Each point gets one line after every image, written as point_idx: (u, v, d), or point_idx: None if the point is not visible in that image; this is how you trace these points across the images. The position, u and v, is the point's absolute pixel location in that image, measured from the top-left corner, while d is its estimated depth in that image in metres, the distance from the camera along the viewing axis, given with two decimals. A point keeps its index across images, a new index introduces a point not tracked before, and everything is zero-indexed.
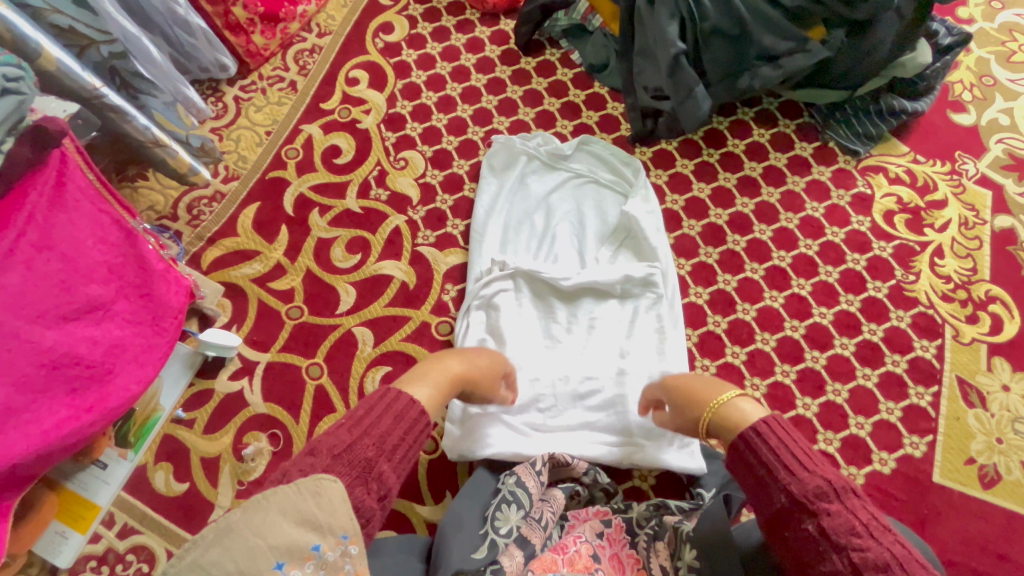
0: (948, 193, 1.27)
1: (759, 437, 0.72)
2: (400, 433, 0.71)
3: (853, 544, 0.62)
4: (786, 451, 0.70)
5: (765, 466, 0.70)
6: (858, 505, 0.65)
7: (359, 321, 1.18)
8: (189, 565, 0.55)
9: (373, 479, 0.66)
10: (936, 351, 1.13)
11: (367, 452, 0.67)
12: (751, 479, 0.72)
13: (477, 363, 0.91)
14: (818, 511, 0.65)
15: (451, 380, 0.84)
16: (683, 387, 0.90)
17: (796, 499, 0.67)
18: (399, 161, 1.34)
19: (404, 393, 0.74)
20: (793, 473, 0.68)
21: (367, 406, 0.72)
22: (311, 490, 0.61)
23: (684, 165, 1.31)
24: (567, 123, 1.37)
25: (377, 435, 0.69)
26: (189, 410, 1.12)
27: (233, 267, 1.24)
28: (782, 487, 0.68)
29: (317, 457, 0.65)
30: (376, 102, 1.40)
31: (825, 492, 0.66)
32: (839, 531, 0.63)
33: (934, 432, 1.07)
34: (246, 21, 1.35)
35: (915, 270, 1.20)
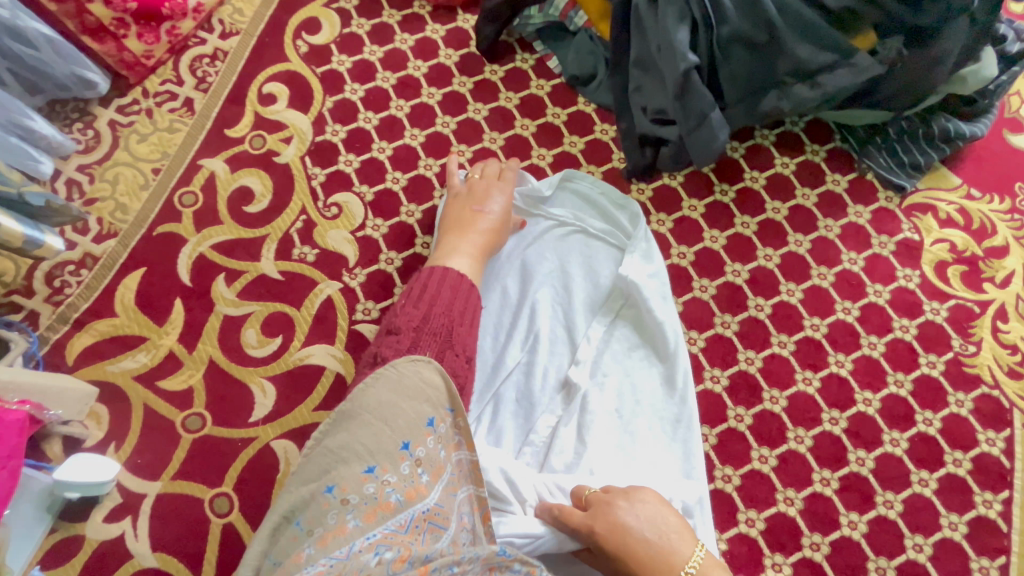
0: (1008, 238, 1.04)
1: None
2: (462, 302, 0.72)
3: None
4: None
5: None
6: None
7: (281, 431, 0.90)
8: (320, 450, 0.59)
9: (454, 345, 0.69)
10: (1004, 446, 0.92)
11: (441, 321, 0.69)
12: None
13: (498, 218, 0.91)
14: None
15: (481, 252, 0.86)
16: (624, 540, 0.70)
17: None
18: (330, 207, 1.04)
19: (450, 269, 0.74)
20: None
21: (431, 280, 0.72)
22: (409, 368, 0.63)
23: (692, 207, 1.05)
24: (545, 152, 1.08)
25: (442, 305, 0.70)
26: (50, 567, 0.84)
27: (109, 361, 0.93)
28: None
29: (400, 342, 0.66)
30: (298, 126, 1.09)
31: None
32: None
33: (1007, 553, 0.86)
34: (112, 22, 1.02)
35: (975, 339, 0.97)
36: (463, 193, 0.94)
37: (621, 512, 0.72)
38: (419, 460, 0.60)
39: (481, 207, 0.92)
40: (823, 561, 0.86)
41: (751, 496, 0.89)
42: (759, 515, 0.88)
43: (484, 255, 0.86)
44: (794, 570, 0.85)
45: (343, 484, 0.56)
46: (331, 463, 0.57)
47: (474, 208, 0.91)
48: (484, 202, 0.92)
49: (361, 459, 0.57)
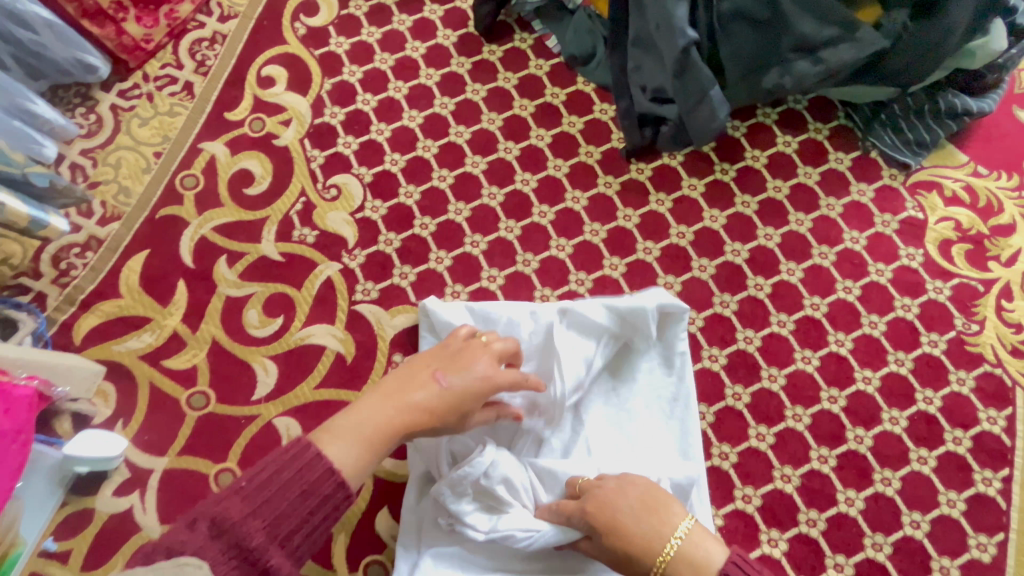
0: (1015, 215, 1.02)
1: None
2: (302, 512, 0.60)
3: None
4: None
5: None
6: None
7: (283, 409, 0.92)
8: None
9: (256, 573, 0.57)
10: (1006, 424, 0.91)
11: (257, 533, 0.58)
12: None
13: (448, 405, 0.73)
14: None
15: (390, 432, 0.69)
16: (614, 518, 0.73)
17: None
18: (329, 189, 1.04)
19: (322, 459, 0.63)
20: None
21: (280, 476, 0.61)
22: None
23: (692, 186, 1.04)
24: (544, 133, 1.08)
25: (272, 516, 0.59)
26: (62, 538, 0.86)
27: (115, 340, 0.95)
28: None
29: (191, 533, 0.56)
30: (297, 109, 1.09)
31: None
32: None
33: (1005, 530, 0.86)
34: (111, 5, 1.05)
35: (978, 317, 0.96)
36: (450, 351, 0.78)
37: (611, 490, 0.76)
38: None
39: (438, 380, 0.73)
40: (819, 537, 0.86)
41: (748, 473, 0.89)
42: (756, 492, 0.88)
43: (386, 431, 0.69)
44: (791, 546, 0.86)
45: None
46: None
47: (436, 376, 0.74)
48: (448, 372, 0.74)
49: None
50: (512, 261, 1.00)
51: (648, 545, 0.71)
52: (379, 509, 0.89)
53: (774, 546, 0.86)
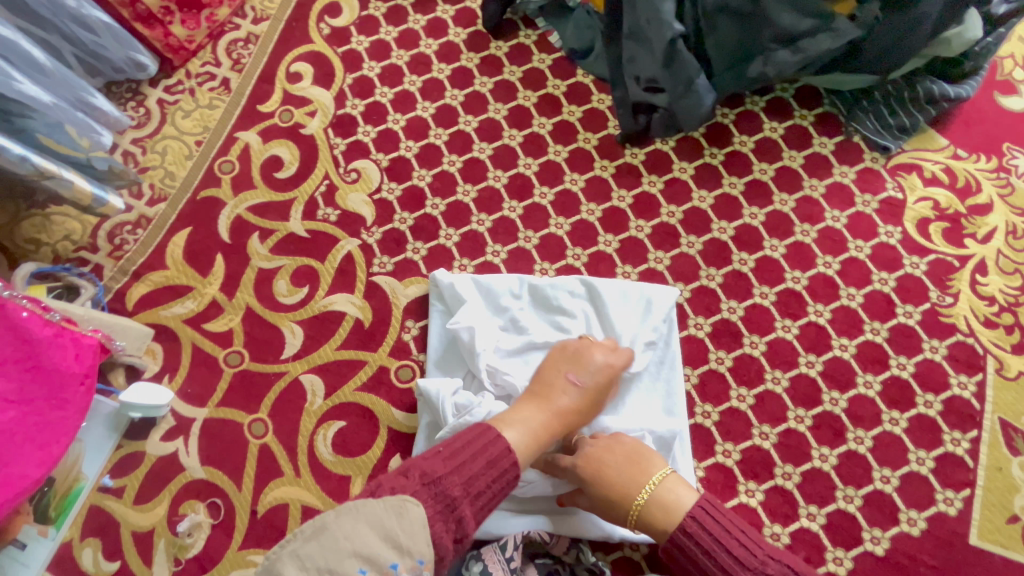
0: (993, 195, 1.08)
1: (689, 537, 0.74)
2: (488, 478, 0.71)
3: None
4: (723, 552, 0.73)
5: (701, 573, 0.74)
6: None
7: (308, 367, 1.03)
8: (286, 552, 0.60)
9: (451, 520, 0.67)
10: (976, 389, 0.97)
11: (453, 487, 0.68)
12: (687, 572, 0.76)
13: (587, 398, 0.86)
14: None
15: (548, 429, 0.81)
16: (598, 469, 0.81)
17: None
18: (350, 173, 1.15)
19: (500, 437, 0.74)
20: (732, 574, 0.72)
21: (472, 447, 0.72)
22: (397, 511, 0.63)
23: (682, 169, 1.12)
24: (545, 121, 1.17)
25: (466, 475, 0.69)
26: (117, 476, 0.99)
27: (162, 306, 1.07)
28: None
29: (408, 479, 0.68)
30: (322, 102, 1.20)
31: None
32: None
33: (971, 486, 0.92)
34: (160, 10, 1.16)
35: (953, 290, 1.02)
36: (570, 351, 0.90)
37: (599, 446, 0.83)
38: None
39: (573, 376, 0.86)
40: (794, 489, 0.93)
41: (728, 431, 0.97)
42: (735, 447, 0.96)
43: (548, 430, 0.81)
44: (766, 496, 0.93)
45: None
46: (293, 565, 0.59)
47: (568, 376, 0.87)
48: (580, 370, 0.87)
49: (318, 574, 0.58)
50: (514, 237, 1.10)
51: (627, 490, 0.79)
52: (392, 457, 0.97)
53: (751, 496, 0.93)
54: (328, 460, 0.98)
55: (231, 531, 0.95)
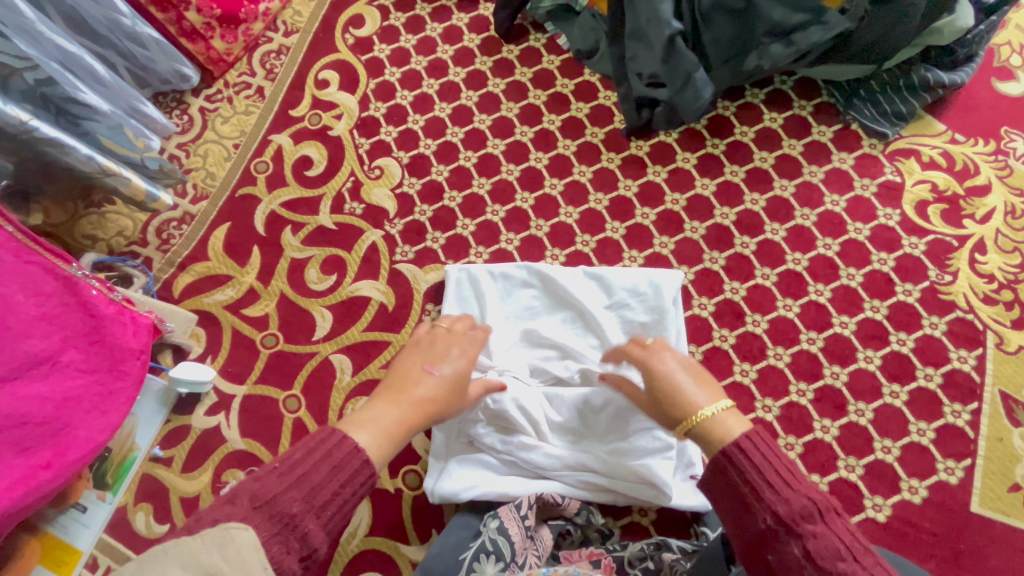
0: (991, 177, 1.11)
1: (743, 453, 0.66)
2: (335, 486, 0.62)
3: (837, 568, 0.57)
4: (770, 468, 0.64)
5: (736, 487, 0.65)
6: (841, 523, 0.60)
7: (337, 348, 1.11)
8: None
9: (296, 540, 0.58)
10: (976, 363, 1.00)
11: (294, 507, 0.59)
12: (729, 493, 0.66)
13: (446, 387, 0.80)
14: (801, 531, 0.60)
15: (407, 424, 0.73)
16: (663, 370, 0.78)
17: (782, 521, 0.61)
18: (374, 170, 1.24)
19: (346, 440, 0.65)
20: (777, 490, 0.63)
21: (313, 460, 0.63)
22: (217, 542, 0.52)
23: (686, 159, 1.18)
24: (554, 118, 1.24)
25: (307, 488, 0.61)
26: (166, 447, 1.08)
27: (205, 294, 1.17)
28: (765, 505, 0.63)
29: (235, 505, 0.57)
30: (348, 105, 1.30)
31: (811, 511, 0.61)
32: (824, 555, 0.58)
33: (972, 456, 0.95)
34: (202, 25, 1.27)
35: (951, 269, 1.06)
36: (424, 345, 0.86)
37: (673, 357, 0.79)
38: None
39: (432, 373, 0.80)
40: (797, 458, 0.97)
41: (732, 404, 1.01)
42: None
43: (405, 426, 0.73)
44: None
45: None
46: None
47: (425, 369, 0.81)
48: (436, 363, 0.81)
49: None
50: (527, 226, 1.17)
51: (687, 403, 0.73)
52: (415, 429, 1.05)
53: None
54: None
55: None
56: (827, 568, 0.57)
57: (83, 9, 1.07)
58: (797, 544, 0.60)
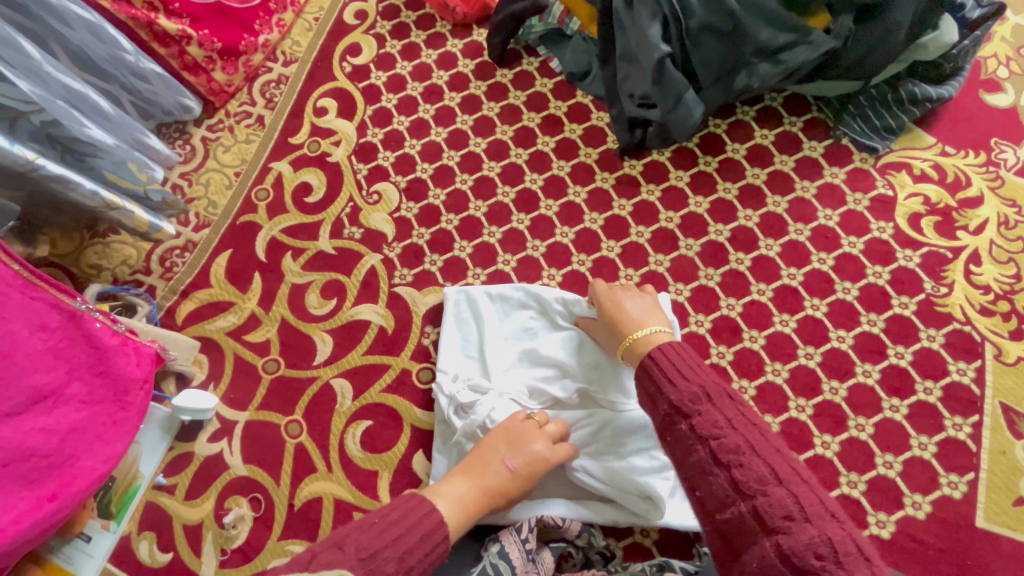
0: (983, 188, 1.12)
1: (653, 359, 0.78)
2: (422, 553, 0.66)
3: (712, 434, 0.67)
4: (671, 366, 0.76)
5: (647, 389, 0.77)
6: (726, 403, 0.70)
7: (337, 372, 1.12)
8: None
9: None
10: (975, 375, 1.00)
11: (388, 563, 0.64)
12: (645, 395, 0.78)
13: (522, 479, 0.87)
14: (688, 410, 0.70)
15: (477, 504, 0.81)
16: (614, 304, 0.95)
17: (674, 406, 0.72)
18: (372, 195, 1.26)
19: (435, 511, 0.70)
20: (675, 382, 0.74)
21: (409, 519, 0.68)
22: None
23: (679, 177, 1.19)
24: (549, 139, 1.26)
25: (401, 548, 0.65)
26: (170, 475, 1.09)
27: (207, 321, 1.19)
28: (665, 396, 0.74)
29: (342, 552, 0.63)
30: (346, 132, 1.33)
31: (699, 396, 0.71)
32: (704, 426, 0.68)
33: (975, 470, 0.95)
34: (204, 59, 1.30)
35: (947, 281, 1.06)
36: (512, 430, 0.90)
37: (621, 298, 0.95)
38: None
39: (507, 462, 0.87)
40: None
41: None
42: None
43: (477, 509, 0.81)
44: None
45: None
46: None
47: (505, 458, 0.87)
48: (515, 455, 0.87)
49: None
50: (523, 247, 1.18)
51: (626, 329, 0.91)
52: (416, 452, 1.05)
53: None
54: (357, 457, 1.06)
55: (271, 524, 1.03)
56: (705, 436, 0.67)
57: (87, 47, 1.10)
58: (684, 422, 0.70)
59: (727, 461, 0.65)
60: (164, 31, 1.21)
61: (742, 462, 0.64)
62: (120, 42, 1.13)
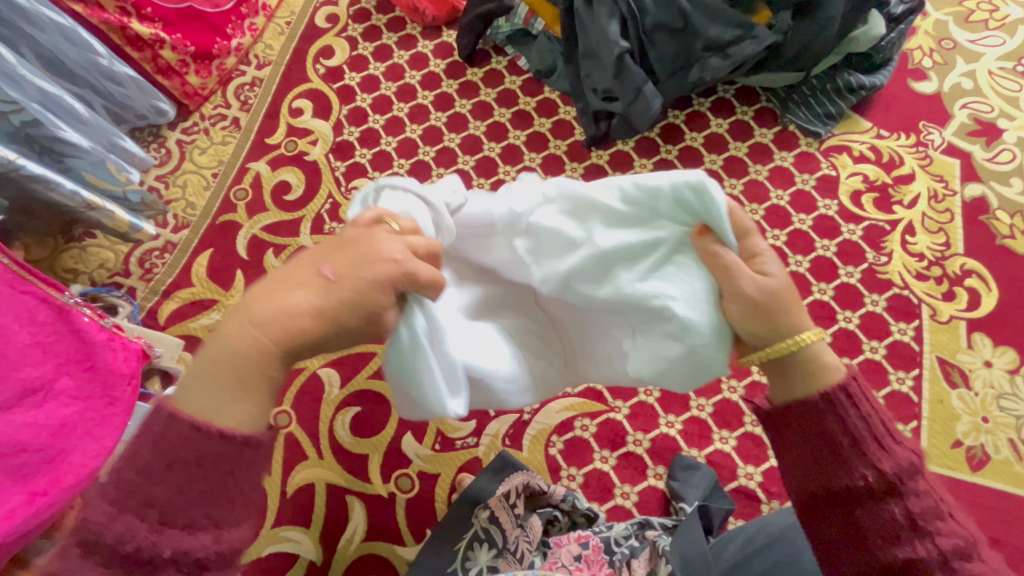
0: (914, 166, 1.23)
1: (854, 399, 0.51)
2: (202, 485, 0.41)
3: (941, 531, 0.47)
4: (865, 414, 0.51)
5: (822, 444, 0.51)
6: (936, 479, 0.51)
7: (323, 362, 1.15)
8: None
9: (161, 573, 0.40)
10: (914, 333, 1.10)
11: (136, 529, 0.39)
12: (825, 452, 0.51)
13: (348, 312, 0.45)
14: (906, 490, 0.49)
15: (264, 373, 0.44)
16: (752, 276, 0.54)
17: (888, 481, 0.49)
18: (351, 191, 1.30)
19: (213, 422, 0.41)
20: (883, 445, 0.50)
21: (111, 473, 0.41)
22: None
23: (643, 165, 1.27)
24: (520, 133, 1.33)
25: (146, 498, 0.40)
26: None
27: (191, 319, 1.21)
28: (867, 463, 0.50)
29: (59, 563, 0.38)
30: (322, 131, 1.37)
31: (918, 469, 0.49)
32: (927, 515, 0.48)
33: (917, 418, 1.04)
34: (177, 62, 1.31)
35: (886, 251, 1.16)
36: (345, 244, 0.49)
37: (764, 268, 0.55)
38: None
39: (317, 275, 0.46)
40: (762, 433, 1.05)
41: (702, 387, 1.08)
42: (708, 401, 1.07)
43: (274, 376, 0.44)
44: (739, 441, 1.05)
45: None
46: None
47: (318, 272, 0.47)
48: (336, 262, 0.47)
49: None
50: None
51: (791, 321, 0.53)
52: (404, 434, 1.09)
53: (725, 442, 1.05)
54: (347, 442, 1.09)
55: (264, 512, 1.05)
56: (927, 531, 0.48)
57: (61, 52, 1.12)
58: (899, 506, 0.49)
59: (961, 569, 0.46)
60: (137, 35, 1.23)
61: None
62: (93, 46, 1.14)
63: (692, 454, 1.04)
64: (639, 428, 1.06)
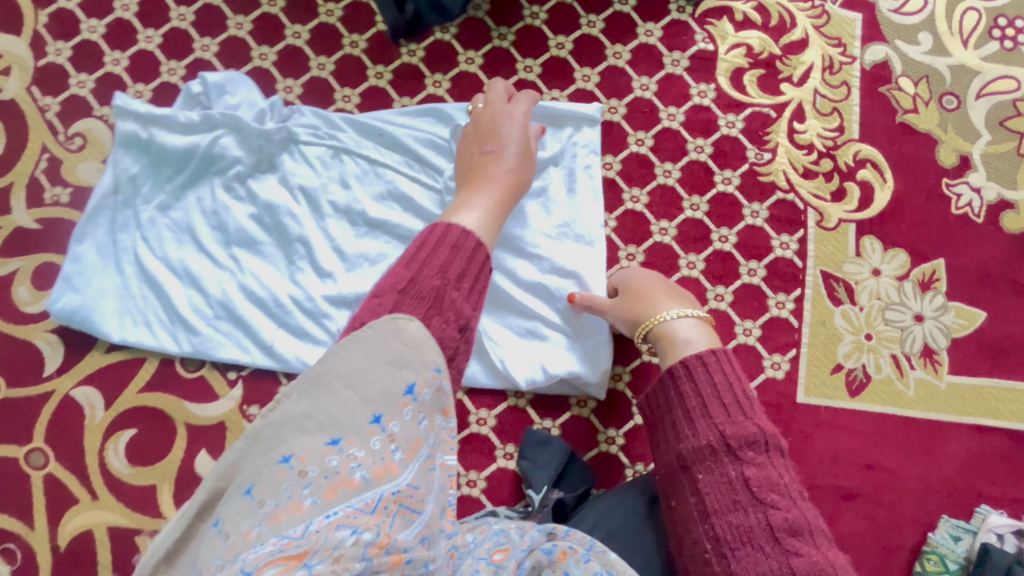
0: (808, 29, 0.97)
1: (704, 367, 0.71)
2: (461, 262, 0.63)
3: (774, 503, 0.62)
4: (712, 391, 0.70)
5: (673, 402, 0.72)
6: (780, 463, 0.65)
7: (77, 381, 0.89)
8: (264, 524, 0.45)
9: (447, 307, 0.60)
10: (797, 247, 0.92)
11: (432, 282, 0.60)
12: (681, 410, 0.71)
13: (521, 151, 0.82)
14: (742, 457, 0.65)
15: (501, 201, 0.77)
16: (639, 283, 0.83)
17: (728, 443, 0.66)
18: (73, 139, 0.93)
19: (454, 225, 0.66)
20: (730, 415, 0.68)
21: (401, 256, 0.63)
22: (391, 329, 0.56)
23: (470, 59, 0.96)
24: (300, 29, 0.96)
25: (437, 266, 0.62)
26: None
27: None
28: (716, 425, 0.67)
29: (383, 298, 0.59)
30: (16, 53, 0.95)
31: (756, 440, 0.65)
32: (761, 484, 0.63)
33: (797, 345, 0.90)
34: None
35: (770, 145, 0.94)
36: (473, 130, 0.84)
37: (652, 290, 0.82)
38: (390, 438, 0.52)
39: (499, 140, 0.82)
40: (625, 389, 0.90)
41: None
42: None
43: (500, 209, 0.76)
44: (600, 402, 0.89)
45: (301, 455, 0.48)
46: (292, 431, 0.50)
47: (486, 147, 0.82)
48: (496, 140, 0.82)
49: (324, 430, 0.50)
50: None
51: (654, 307, 0.79)
52: (197, 453, 0.87)
53: (582, 406, 0.89)
54: (126, 474, 0.87)
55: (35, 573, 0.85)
56: (763, 501, 0.62)
57: None
58: (736, 468, 0.64)
59: (786, 542, 0.59)
60: None
61: (802, 551, 0.58)
62: None
63: (545, 426, 0.88)
64: (483, 404, 0.89)
